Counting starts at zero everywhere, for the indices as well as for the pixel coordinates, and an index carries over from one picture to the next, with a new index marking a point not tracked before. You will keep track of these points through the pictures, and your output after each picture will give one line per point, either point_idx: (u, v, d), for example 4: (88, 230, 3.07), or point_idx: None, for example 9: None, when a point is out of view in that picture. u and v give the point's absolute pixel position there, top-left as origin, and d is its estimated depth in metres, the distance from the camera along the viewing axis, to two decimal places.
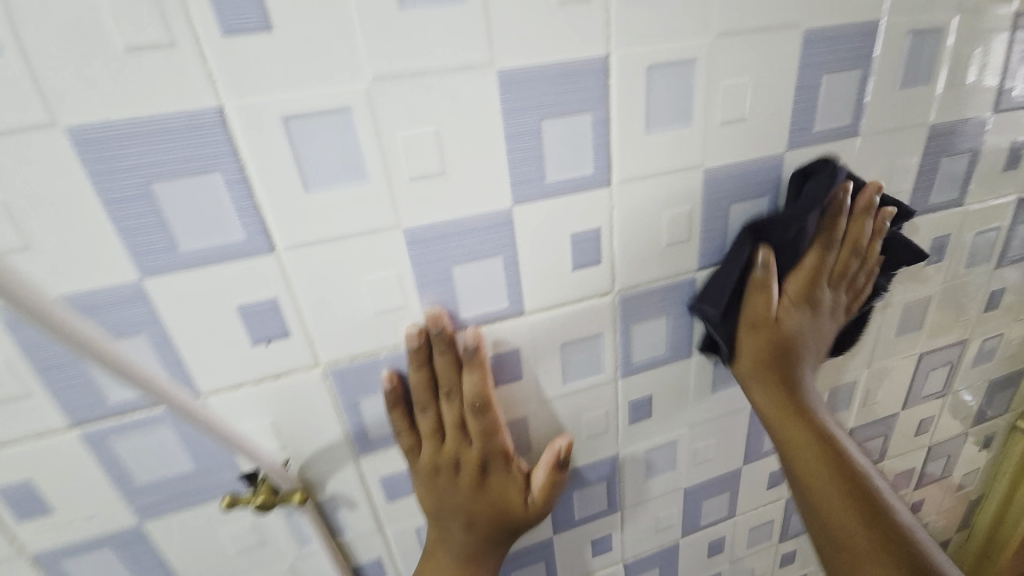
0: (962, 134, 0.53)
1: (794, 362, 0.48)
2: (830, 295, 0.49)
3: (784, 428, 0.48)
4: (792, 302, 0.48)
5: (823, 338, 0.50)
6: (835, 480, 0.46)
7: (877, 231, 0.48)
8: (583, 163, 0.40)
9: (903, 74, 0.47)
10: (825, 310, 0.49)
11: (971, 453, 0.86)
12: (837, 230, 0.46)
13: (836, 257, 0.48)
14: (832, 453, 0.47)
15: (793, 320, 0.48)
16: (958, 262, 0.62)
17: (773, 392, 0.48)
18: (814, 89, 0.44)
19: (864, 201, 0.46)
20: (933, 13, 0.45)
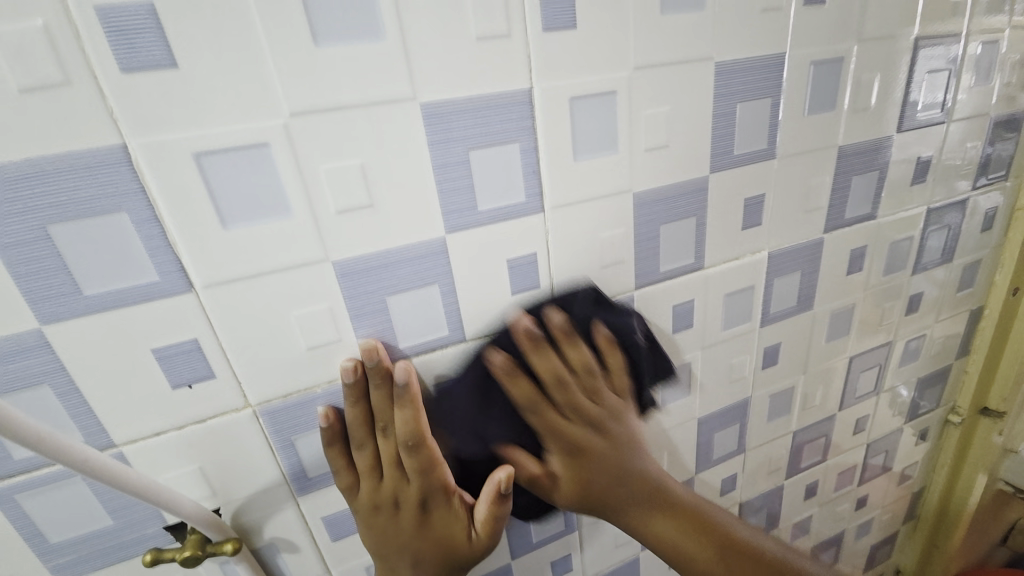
0: (870, 153, 0.58)
1: (619, 489, 0.43)
2: (599, 407, 0.44)
3: (634, 483, 0.44)
4: (576, 418, 0.43)
5: (637, 438, 0.45)
6: (700, 545, 0.43)
7: (598, 344, 0.44)
8: (515, 190, 0.41)
9: (810, 101, 0.51)
10: (611, 400, 0.45)
11: (908, 447, 0.92)
12: (569, 362, 0.43)
13: (580, 384, 0.43)
14: (695, 526, 0.43)
15: (597, 445, 0.44)
16: (877, 270, 0.67)
17: (636, 510, 0.44)
18: (730, 116, 0.47)
19: (563, 322, 0.43)
20: (832, 46, 0.49)
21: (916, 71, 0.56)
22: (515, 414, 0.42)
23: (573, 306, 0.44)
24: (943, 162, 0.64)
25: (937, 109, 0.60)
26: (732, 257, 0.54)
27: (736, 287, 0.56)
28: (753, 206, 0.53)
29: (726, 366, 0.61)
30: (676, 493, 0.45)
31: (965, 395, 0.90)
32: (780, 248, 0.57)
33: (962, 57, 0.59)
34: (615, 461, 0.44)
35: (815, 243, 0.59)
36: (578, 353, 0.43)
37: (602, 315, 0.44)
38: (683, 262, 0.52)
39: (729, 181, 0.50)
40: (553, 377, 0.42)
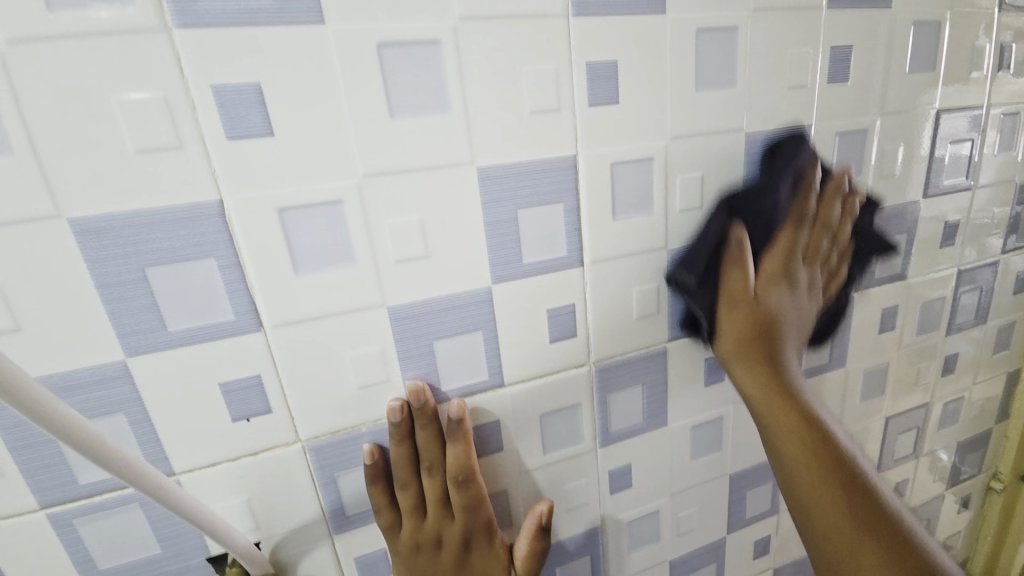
0: (898, 216, 0.59)
1: (782, 353, 0.45)
2: (805, 274, 0.47)
3: (771, 410, 0.44)
4: (793, 242, 0.45)
5: (804, 323, 0.47)
6: (816, 462, 0.41)
7: (851, 215, 0.47)
8: (557, 245, 0.44)
9: (837, 167, 0.53)
10: (805, 294, 0.47)
11: (950, 516, 0.87)
12: (822, 215, 0.46)
13: (807, 240, 0.47)
14: (832, 468, 0.40)
15: (756, 313, 0.45)
16: (910, 329, 0.67)
17: (762, 380, 0.44)
18: None
19: (839, 180, 0.46)
20: (856, 118, 0.52)
21: (939, 141, 0.59)
22: (713, 324, 0.46)
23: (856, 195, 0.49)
24: (972, 226, 0.65)
25: (963, 176, 0.62)
26: None
27: None
28: None
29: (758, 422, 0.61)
30: (794, 385, 0.44)
31: (1007, 461, 0.86)
32: None
33: (983, 128, 0.61)
34: (773, 322, 0.45)
35: (846, 301, 0.60)
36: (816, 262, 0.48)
37: (868, 219, 0.50)
38: None
39: None
40: (735, 261, 0.44)
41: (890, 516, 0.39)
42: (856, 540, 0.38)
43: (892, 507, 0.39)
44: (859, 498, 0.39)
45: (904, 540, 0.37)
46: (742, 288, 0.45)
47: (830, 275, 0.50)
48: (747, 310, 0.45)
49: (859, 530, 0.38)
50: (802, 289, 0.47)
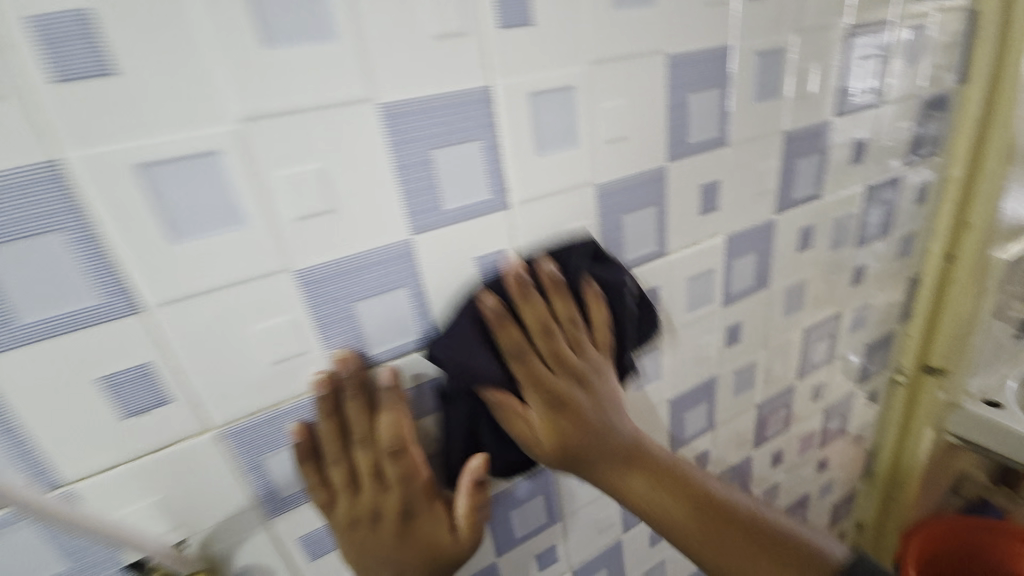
0: (815, 136, 0.60)
1: (589, 434, 0.45)
2: (567, 376, 0.44)
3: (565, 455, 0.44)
4: (564, 379, 0.44)
5: (612, 401, 0.45)
6: (680, 505, 0.45)
7: (554, 285, 0.42)
8: (479, 188, 0.41)
9: (759, 89, 0.53)
10: (591, 354, 0.45)
11: (859, 409, 0.97)
12: (530, 319, 0.42)
13: (554, 337, 0.43)
14: (697, 518, 0.45)
15: (528, 382, 0.43)
16: (824, 246, 0.70)
17: (611, 468, 0.45)
18: (683, 108, 0.49)
19: (517, 272, 0.42)
20: (776, 35, 0.51)
21: (852, 58, 0.59)
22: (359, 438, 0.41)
23: (566, 264, 0.44)
24: (879, 142, 0.68)
25: (872, 92, 0.64)
26: (692, 242, 0.56)
27: (697, 271, 0.58)
28: (709, 192, 0.54)
29: (694, 347, 0.63)
30: (661, 463, 0.46)
31: (908, 355, 0.95)
32: (736, 231, 0.59)
33: (892, 42, 0.62)
34: (591, 437, 0.45)
35: (767, 224, 0.62)
36: (559, 301, 0.43)
37: (579, 264, 0.44)
38: (648, 250, 0.53)
39: (686, 169, 0.52)
40: (500, 400, 0.43)
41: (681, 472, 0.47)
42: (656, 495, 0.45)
43: (688, 472, 0.47)
44: (679, 477, 0.46)
45: (816, 558, 0.45)
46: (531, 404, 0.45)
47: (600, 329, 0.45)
48: (543, 419, 0.44)
49: (664, 486, 0.45)
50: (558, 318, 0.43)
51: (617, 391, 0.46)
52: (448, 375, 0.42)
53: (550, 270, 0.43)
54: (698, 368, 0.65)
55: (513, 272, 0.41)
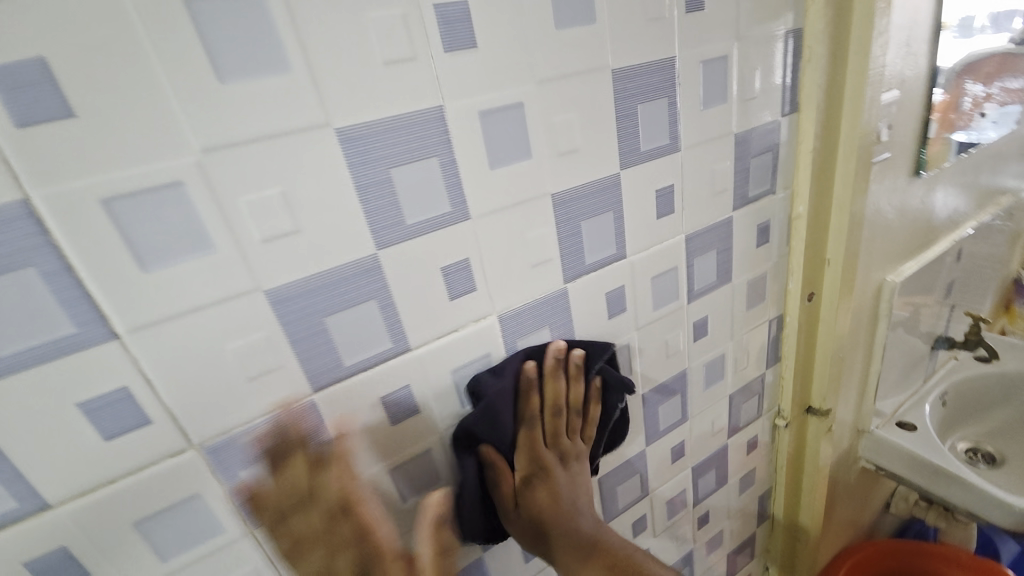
0: (603, 192, 0.52)
1: (561, 519, 0.51)
2: (554, 452, 0.53)
3: (569, 569, 0.49)
4: (551, 451, 0.53)
5: (574, 490, 0.52)
6: (603, 568, 0.48)
7: (575, 377, 0.54)
8: (54, 321, 0.32)
9: (495, 152, 0.44)
10: (574, 444, 0.54)
11: (740, 460, 0.88)
12: (544, 396, 0.53)
13: (547, 421, 0.53)
14: (599, 559, 0.49)
15: (524, 449, 0.53)
16: (646, 305, 0.60)
17: (572, 553, 0.49)
18: (384, 185, 0.40)
19: (552, 357, 0.52)
20: (506, 89, 0.43)
21: (636, 100, 0.50)
22: None
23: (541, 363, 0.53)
24: (703, 185, 0.59)
25: (680, 133, 0.54)
26: (447, 330, 0.47)
27: (464, 360, 0.50)
28: (455, 274, 0.46)
29: None
30: (585, 533, 0.50)
31: (786, 398, 0.87)
32: (511, 309, 0.50)
33: (697, 74, 0.53)
34: (553, 505, 0.51)
35: (557, 296, 0.53)
36: (547, 380, 0.53)
37: (601, 364, 0.54)
38: (377, 350, 0.44)
39: (409, 254, 0.43)
40: (512, 420, 0.52)
41: (633, 563, 0.48)
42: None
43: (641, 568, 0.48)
44: (615, 566, 0.48)
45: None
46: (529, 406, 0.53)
47: (571, 424, 0.54)
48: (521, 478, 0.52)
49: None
50: (553, 398, 0.53)
51: (585, 467, 0.54)
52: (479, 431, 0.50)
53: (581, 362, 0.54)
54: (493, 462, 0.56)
55: (547, 354, 0.52)
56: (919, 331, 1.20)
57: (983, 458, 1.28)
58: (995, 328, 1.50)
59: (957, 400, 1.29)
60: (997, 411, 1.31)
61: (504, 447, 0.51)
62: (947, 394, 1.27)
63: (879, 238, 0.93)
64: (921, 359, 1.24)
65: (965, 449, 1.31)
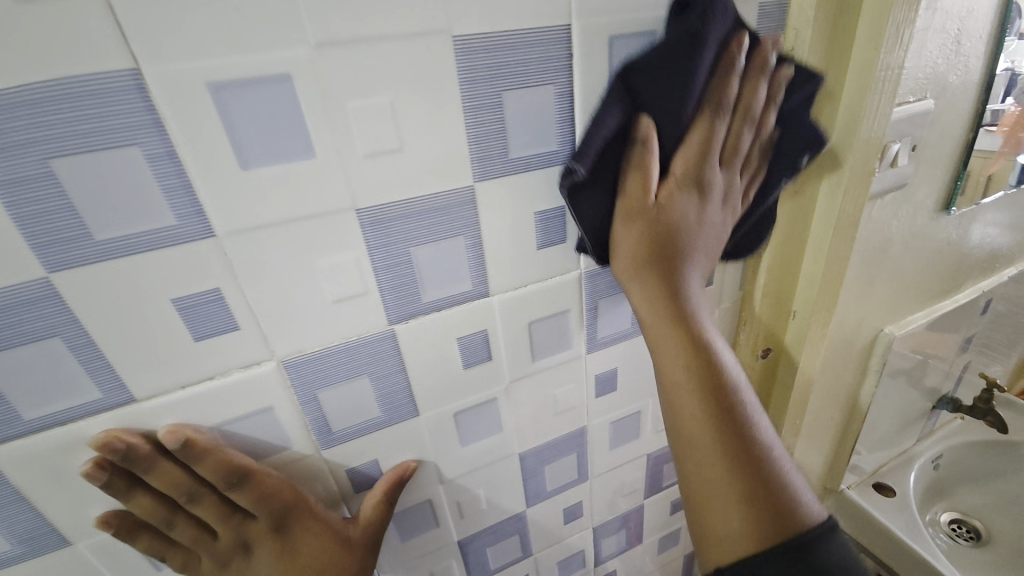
0: (447, 212, 0.38)
1: (671, 237, 0.38)
2: (721, 176, 0.39)
3: (657, 332, 0.39)
4: (677, 184, 0.38)
5: (702, 225, 0.39)
6: (704, 386, 0.37)
7: (774, 92, 0.38)
8: None
9: (247, 144, 0.30)
10: (733, 176, 0.40)
11: (661, 520, 0.76)
12: (722, 95, 0.37)
13: (728, 129, 0.38)
14: (705, 402, 0.37)
15: (699, 147, 0.37)
16: (522, 356, 0.48)
17: (660, 318, 0.39)
18: (45, 183, 0.27)
19: (769, 52, 0.37)
20: (261, 53, 0.28)
21: (501, 85, 0.35)
22: None
23: (790, 89, 0.39)
24: None
25: (574, 136, 0.39)
26: (200, 379, 0.35)
27: (234, 414, 0.37)
28: (200, 308, 0.33)
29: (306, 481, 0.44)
30: (687, 298, 0.39)
31: None
32: (303, 354, 0.38)
33: (605, 56, 0.37)
34: (673, 230, 0.38)
35: (379, 340, 0.40)
36: (778, 71, 0.38)
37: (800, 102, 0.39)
38: (79, 402, 0.33)
39: (111, 281, 0.30)
40: (728, 63, 0.36)
41: (744, 416, 0.37)
42: (699, 407, 0.37)
43: (751, 431, 0.37)
44: (721, 393, 0.37)
45: (790, 514, 0.35)
46: (666, 175, 0.38)
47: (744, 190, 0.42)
48: (672, 185, 0.38)
49: (713, 394, 0.37)
50: (755, 105, 0.38)
51: (723, 212, 0.40)
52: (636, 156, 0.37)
53: (761, 77, 0.37)
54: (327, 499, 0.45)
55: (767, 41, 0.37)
56: (922, 387, 1.02)
57: (968, 534, 1.10)
58: (1016, 387, 1.30)
59: (949, 465, 1.14)
60: (994, 484, 1.12)
61: (671, 130, 0.36)
62: (940, 457, 1.11)
63: (879, 283, 0.75)
64: (918, 417, 1.07)
65: (948, 520, 1.14)
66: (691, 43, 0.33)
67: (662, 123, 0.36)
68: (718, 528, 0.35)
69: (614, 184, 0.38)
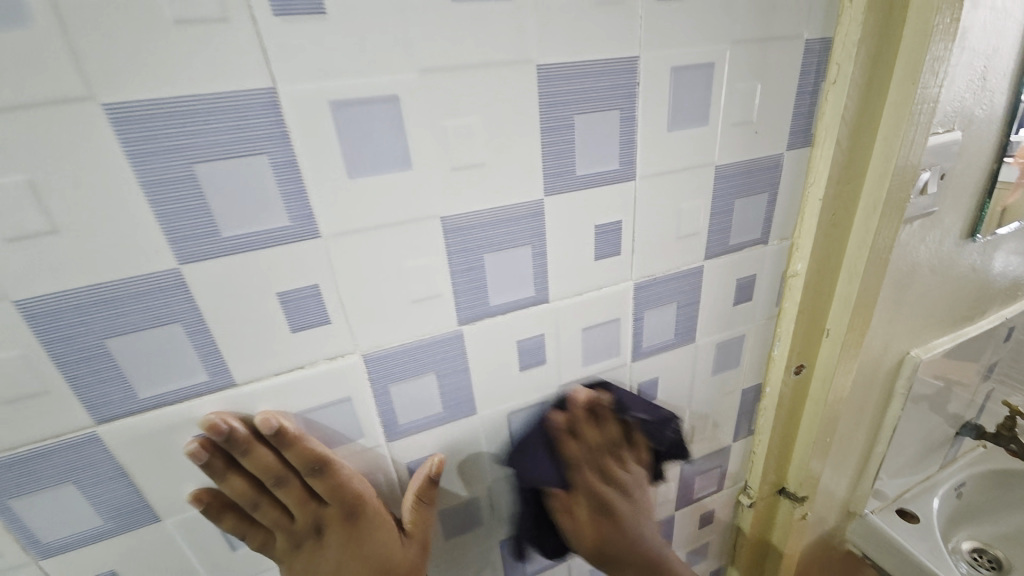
0: (517, 222, 0.41)
1: (613, 518, 0.51)
2: (613, 488, 0.51)
3: (578, 541, 0.50)
4: (586, 466, 0.49)
5: (639, 506, 0.52)
6: (591, 541, 0.50)
7: (607, 419, 0.50)
8: None
9: (355, 156, 0.34)
10: (614, 468, 0.51)
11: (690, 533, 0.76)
12: (587, 437, 0.49)
13: (595, 452, 0.50)
14: (608, 548, 0.50)
15: (592, 470, 0.50)
16: (572, 361, 0.50)
17: (595, 524, 0.50)
18: (186, 185, 0.31)
19: (582, 403, 0.49)
20: (374, 76, 0.32)
21: (575, 108, 0.39)
22: None
23: (627, 405, 0.51)
24: (664, 226, 0.47)
25: (634, 156, 0.42)
26: (289, 368, 0.38)
27: (315, 404, 0.40)
28: (298, 303, 0.37)
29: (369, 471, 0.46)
30: (634, 544, 0.51)
31: (755, 475, 0.74)
32: (381, 350, 0.41)
33: (668, 85, 0.40)
34: (609, 517, 0.50)
35: (448, 340, 0.43)
36: (614, 427, 0.51)
37: (669, 433, 0.52)
38: (184, 385, 0.36)
39: (226, 276, 0.34)
40: (574, 418, 0.49)
41: (660, 557, 0.52)
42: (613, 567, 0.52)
43: (665, 558, 0.52)
44: (638, 555, 0.51)
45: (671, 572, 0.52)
46: (575, 489, 0.49)
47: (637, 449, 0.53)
48: (588, 513, 0.50)
49: (628, 560, 0.51)
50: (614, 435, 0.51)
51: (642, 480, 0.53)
52: (528, 443, 0.49)
53: (608, 406, 0.50)
54: (385, 492, 0.48)
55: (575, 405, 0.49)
56: (945, 413, 1.02)
57: (988, 564, 1.09)
58: None
59: (972, 494, 1.13)
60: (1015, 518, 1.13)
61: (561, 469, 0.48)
62: (962, 484, 1.11)
63: (906, 308, 0.77)
64: (941, 443, 1.06)
65: (970, 549, 1.12)
66: (525, 459, 0.48)
67: (559, 458, 0.48)
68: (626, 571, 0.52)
69: (536, 484, 0.48)
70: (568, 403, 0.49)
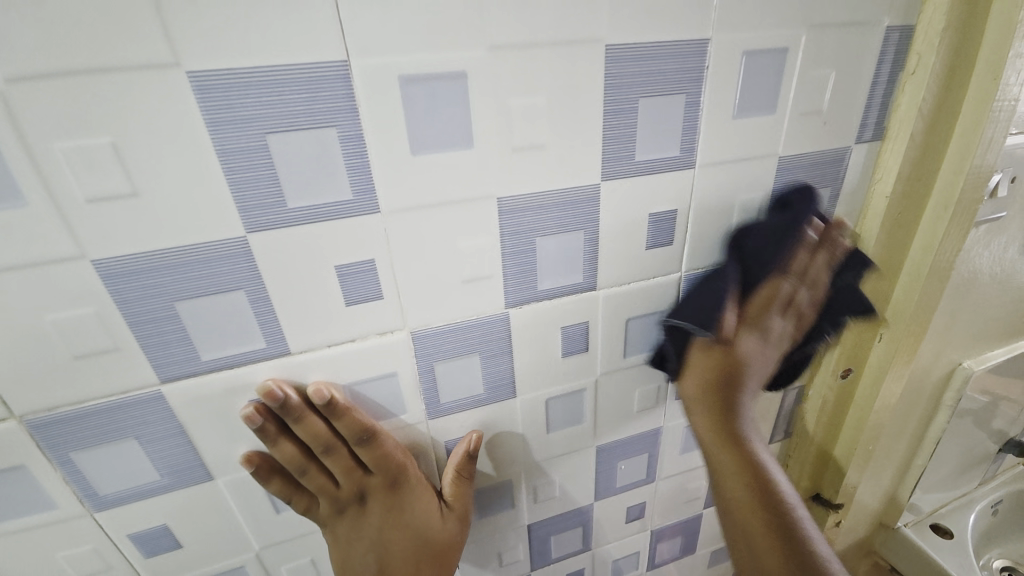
0: (572, 206, 0.40)
1: (735, 382, 0.44)
2: (761, 374, 0.46)
3: (692, 415, 0.45)
4: (734, 344, 0.44)
5: (764, 368, 0.45)
6: (726, 443, 0.43)
7: (805, 281, 0.45)
8: None
9: (421, 132, 0.34)
10: (771, 327, 0.45)
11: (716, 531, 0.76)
12: (768, 294, 0.45)
13: (796, 296, 0.45)
14: (735, 447, 0.43)
15: (724, 349, 0.44)
16: (615, 351, 0.50)
17: (704, 401, 0.44)
18: (257, 154, 0.31)
19: (816, 243, 0.44)
20: (443, 52, 0.32)
21: (640, 92, 0.37)
22: None
23: (794, 267, 0.44)
24: (719, 217, 0.46)
25: (696, 144, 0.41)
26: (342, 340, 0.39)
27: (364, 377, 0.41)
28: (354, 277, 0.37)
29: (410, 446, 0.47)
30: (753, 449, 0.43)
31: (788, 478, 0.73)
32: (430, 328, 0.41)
33: (737, 70, 0.39)
34: (739, 366, 0.44)
35: (494, 322, 0.43)
36: (814, 262, 0.45)
37: (852, 278, 0.47)
38: (244, 350, 0.37)
39: (288, 247, 0.34)
40: (790, 269, 0.44)
41: (775, 489, 0.41)
42: (722, 458, 0.43)
43: (781, 494, 0.41)
44: (753, 465, 0.42)
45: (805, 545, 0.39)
46: (720, 349, 0.44)
47: (806, 318, 0.47)
48: (721, 369, 0.44)
49: (746, 468, 0.42)
50: (821, 276, 0.45)
51: (778, 351, 0.46)
52: (692, 312, 0.44)
53: (821, 256, 0.45)
54: (423, 467, 0.48)
55: (801, 249, 0.44)
56: (990, 428, 0.97)
57: None
58: None
59: (1009, 512, 1.09)
60: None
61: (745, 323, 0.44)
62: (1000, 502, 1.07)
63: (962, 316, 0.73)
64: (982, 459, 1.02)
65: (1000, 567, 1.09)
66: (720, 291, 0.43)
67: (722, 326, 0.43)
68: (728, 506, 0.42)
69: (687, 315, 0.45)
70: (801, 245, 0.44)
